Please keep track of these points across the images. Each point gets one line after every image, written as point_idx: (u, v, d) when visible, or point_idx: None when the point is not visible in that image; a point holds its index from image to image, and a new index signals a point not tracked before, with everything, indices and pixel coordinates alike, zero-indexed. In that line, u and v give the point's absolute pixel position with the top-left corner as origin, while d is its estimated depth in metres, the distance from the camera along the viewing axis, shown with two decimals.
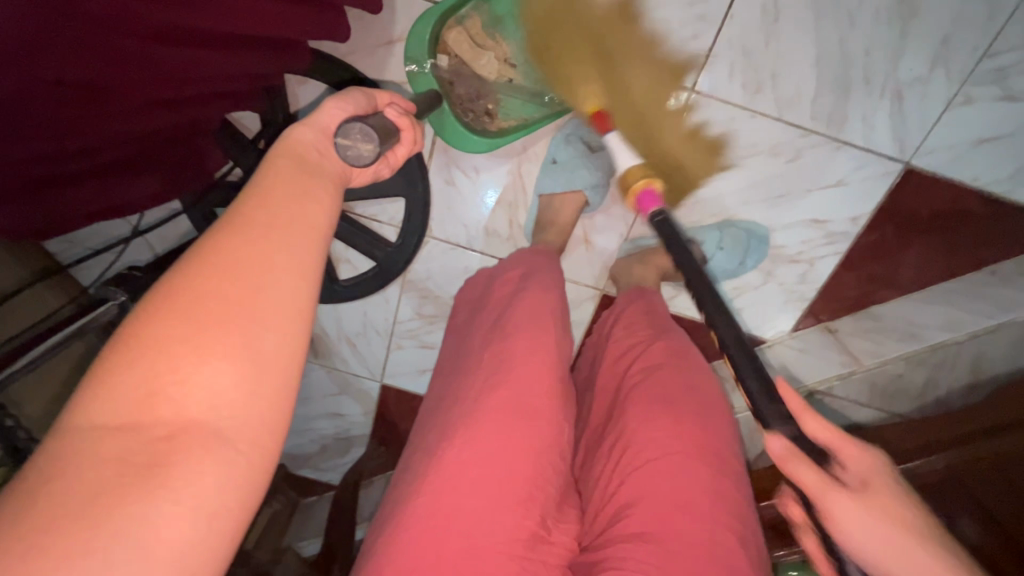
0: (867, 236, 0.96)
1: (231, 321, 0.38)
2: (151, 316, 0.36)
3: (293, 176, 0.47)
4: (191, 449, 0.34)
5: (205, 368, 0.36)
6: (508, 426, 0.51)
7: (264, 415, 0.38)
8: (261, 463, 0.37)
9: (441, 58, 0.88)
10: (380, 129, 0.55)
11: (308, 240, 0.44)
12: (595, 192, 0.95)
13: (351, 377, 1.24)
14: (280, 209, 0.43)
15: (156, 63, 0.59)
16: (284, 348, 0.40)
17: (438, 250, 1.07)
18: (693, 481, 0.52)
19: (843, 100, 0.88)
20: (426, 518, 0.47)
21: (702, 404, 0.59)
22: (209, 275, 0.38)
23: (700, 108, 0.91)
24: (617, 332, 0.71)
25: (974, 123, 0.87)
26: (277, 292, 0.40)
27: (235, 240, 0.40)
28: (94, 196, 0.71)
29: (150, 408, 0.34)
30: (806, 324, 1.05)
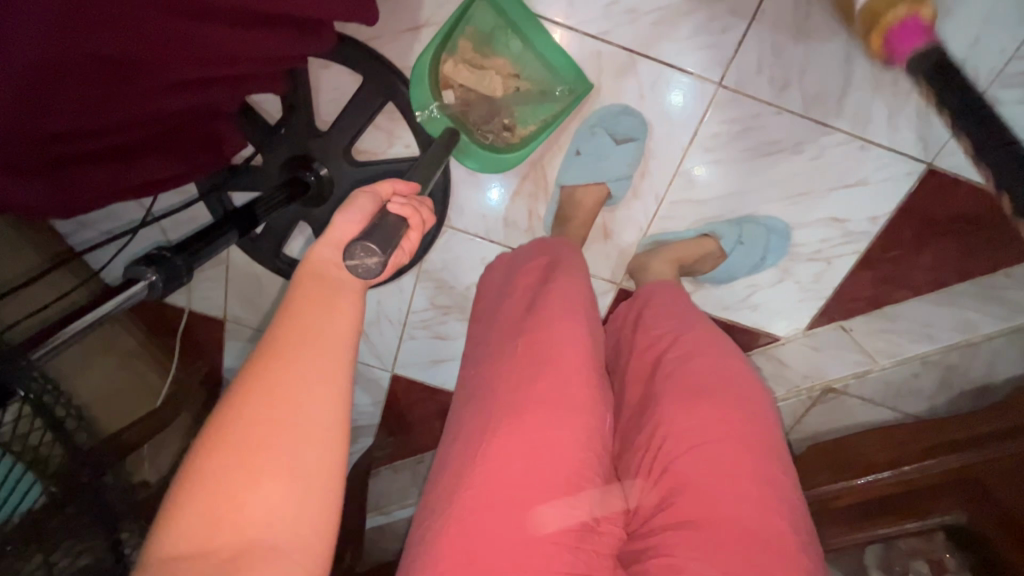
0: (887, 236, 0.96)
1: (277, 444, 0.38)
2: (205, 448, 0.37)
3: (323, 281, 0.45)
4: (253, 568, 0.36)
5: (257, 493, 0.37)
6: (552, 419, 0.51)
7: (315, 526, 0.38)
8: (318, 565, 0.38)
9: (447, 95, 0.90)
10: (382, 234, 0.47)
11: (342, 344, 0.43)
12: (619, 184, 0.97)
13: (362, 366, 1.23)
14: (314, 319, 0.42)
15: (191, 40, 0.59)
16: (327, 461, 0.40)
17: (455, 240, 1.06)
18: (736, 467, 0.54)
19: (869, 99, 0.88)
20: (475, 509, 0.48)
21: (740, 396, 0.59)
22: (251, 403, 0.39)
23: (726, 103, 0.91)
24: (643, 324, 0.70)
25: None
26: (316, 409, 0.40)
27: (272, 363, 0.40)
28: (117, 178, 0.70)
29: (213, 535, 0.36)
30: (821, 323, 1.05)
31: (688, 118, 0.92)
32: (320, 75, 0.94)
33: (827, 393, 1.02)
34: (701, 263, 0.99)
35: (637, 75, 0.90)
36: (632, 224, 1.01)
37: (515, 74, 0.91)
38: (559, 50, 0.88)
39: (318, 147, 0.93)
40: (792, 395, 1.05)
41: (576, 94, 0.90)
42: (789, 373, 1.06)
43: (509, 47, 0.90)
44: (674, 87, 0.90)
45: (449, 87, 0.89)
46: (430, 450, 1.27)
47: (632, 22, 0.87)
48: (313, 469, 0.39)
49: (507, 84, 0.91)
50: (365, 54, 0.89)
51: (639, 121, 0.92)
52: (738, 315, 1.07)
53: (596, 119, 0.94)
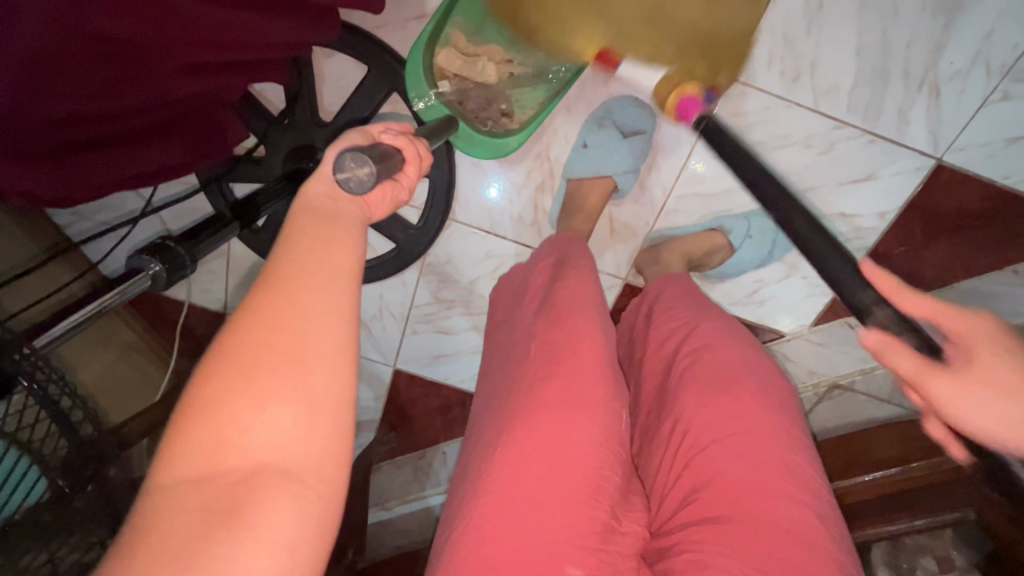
0: (895, 231, 0.96)
1: (282, 366, 0.35)
2: (204, 373, 0.34)
3: (321, 217, 0.42)
4: (264, 491, 0.33)
5: (262, 415, 0.34)
6: (571, 416, 0.50)
7: (328, 452, 0.35)
8: (334, 490, 0.35)
9: (442, 84, 0.87)
10: (380, 155, 0.46)
11: (347, 265, 0.40)
12: (626, 177, 0.94)
13: (363, 361, 1.22)
14: (316, 245, 0.40)
15: (198, 24, 0.57)
16: (337, 385, 0.37)
17: (460, 234, 1.05)
18: (762, 468, 0.53)
19: (880, 93, 0.88)
20: (496, 505, 0.47)
21: (769, 393, 0.58)
22: (251, 325, 0.36)
23: (735, 96, 0.90)
24: (657, 319, 0.69)
25: (1010, 120, 0.87)
26: (322, 330, 0.37)
27: (273, 287, 0.37)
28: (119, 166, 0.68)
29: (218, 457, 0.33)
30: (828, 319, 1.04)
31: None
32: (324, 65, 0.93)
33: (833, 389, 1.04)
34: (708, 258, 0.98)
35: None
36: (639, 218, 1.00)
37: (508, 58, 0.88)
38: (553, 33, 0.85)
39: (321, 137, 0.91)
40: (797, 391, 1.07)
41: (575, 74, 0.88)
42: (795, 369, 1.07)
43: (500, 33, 0.88)
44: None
45: (444, 77, 0.87)
46: (432, 447, 1.26)
47: None
48: (323, 392, 0.36)
49: (501, 70, 0.88)
50: (368, 41, 0.87)
51: (647, 113, 0.92)
52: (744, 311, 1.07)
53: (605, 111, 0.93)
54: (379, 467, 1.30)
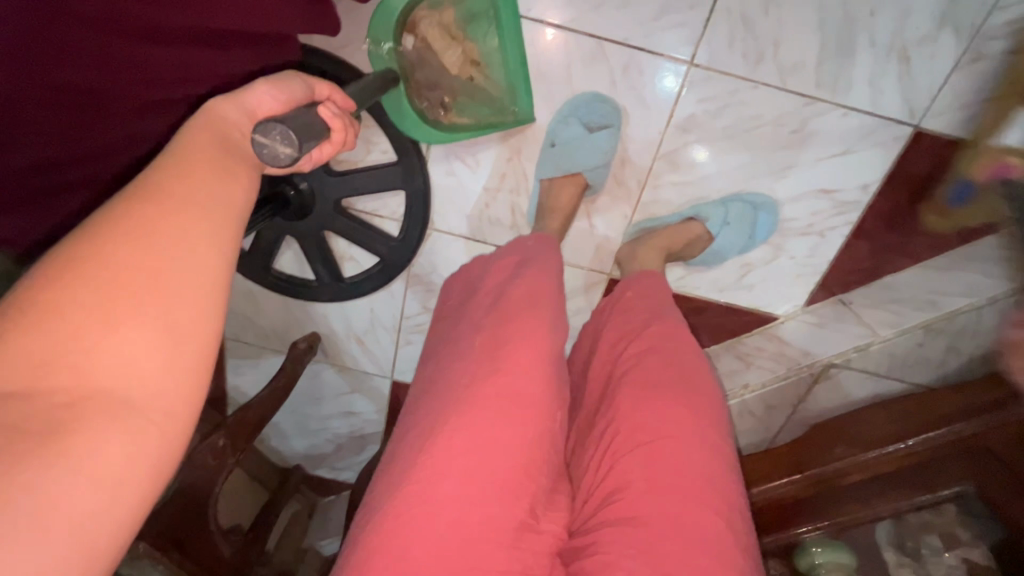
0: (879, 203, 0.94)
1: (146, 292, 0.36)
2: (48, 281, 0.34)
3: (212, 155, 0.45)
4: (95, 417, 0.32)
5: (114, 336, 0.34)
6: (496, 420, 0.52)
7: (177, 386, 0.37)
8: (173, 436, 0.36)
9: (408, 39, 0.87)
10: (301, 125, 0.51)
11: (224, 213, 0.43)
12: (596, 173, 0.96)
13: (362, 374, 1.24)
14: (199, 186, 0.42)
15: (150, 63, 0.58)
16: (200, 323, 0.39)
17: (441, 242, 1.06)
18: (680, 465, 0.55)
19: (848, 64, 0.86)
20: (413, 510, 0.48)
21: (694, 390, 0.61)
22: (117, 243, 0.36)
23: (701, 81, 0.88)
24: (615, 319, 0.72)
25: (986, 80, 0.84)
26: (193, 268, 0.39)
27: (148, 209, 0.39)
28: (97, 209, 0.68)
29: (51, 371, 0.32)
30: (820, 298, 1.03)
31: (664, 101, 0.90)
32: None
33: (827, 370, 1.02)
34: (691, 247, 0.98)
35: (607, 62, 0.89)
36: (616, 213, 1.00)
37: (478, 63, 0.89)
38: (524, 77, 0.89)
39: None
40: (792, 373, 1.05)
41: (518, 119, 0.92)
42: (791, 351, 1.04)
43: (485, 39, 0.88)
44: (666, 72, 0.88)
45: (412, 32, 0.87)
46: None
47: (598, 8, 0.86)
48: (183, 326, 0.37)
49: (464, 67, 0.89)
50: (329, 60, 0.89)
51: (613, 108, 0.91)
52: (734, 296, 1.05)
53: (569, 109, 0.93)
54: None
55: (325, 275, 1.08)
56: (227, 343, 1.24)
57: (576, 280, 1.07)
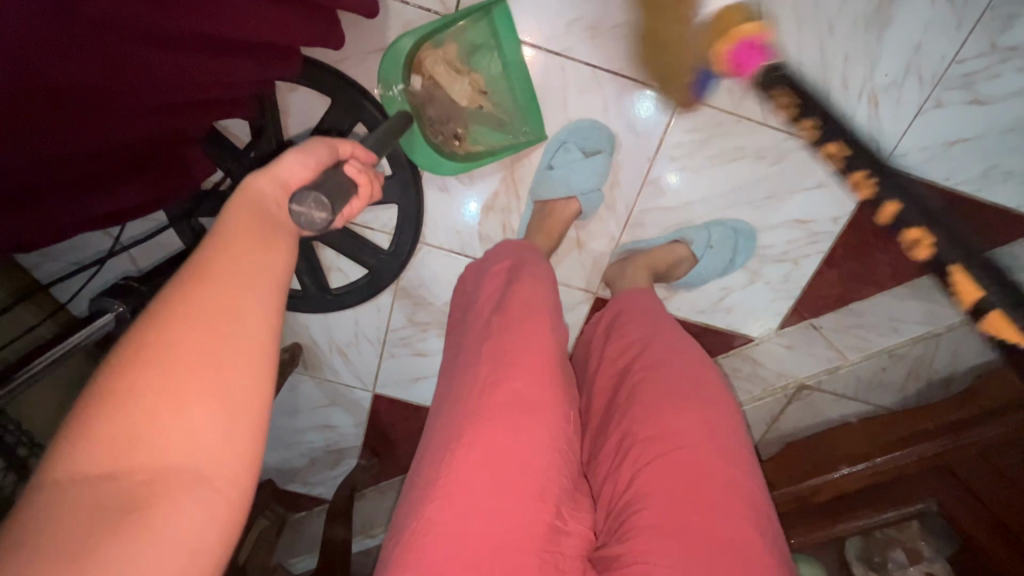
0: (848, 234, 1.00)
1: (205, 370, 0.36)
2: (122, 367, 0.35)
3: (254, 221, 0.45)
4: (173, 489, 0.33)
5: (182, 415, 0.35)
6: (514, 424, 0.59)
7: (243, 454, 0.37)
8: (244, 490, 0.37)
9: (415, 79, 0.88)
10: (333, 188, 0.50)
11: (267, 281, 0.42)
12: (589, 198, 0.97)
13: (343, 387, 1.23)
14: (242, 255, 0.42)
15: (153, 65, 0.58)
16: (256, 394, 0.38)
17: (432, 257, 1.07)
18: (688, 470, 0.62)
19: (824, 105, 0.92)
20: (446, 519, 0.54)
21: (703, 399, 0.69)
22: (177, 325, 0.36)
23: (689, 114, 0.93)
24: (613, 336, 0.84)
25: (944, 126, 0.92)
26: (244, 341, 0.38)
27: (203, 287, 0.39)
28: (83, 206, 0.69)
29: (128, 455, 0.33)
30: (792, 321, 1.09)
31: (654, 129, 0.94)
32: (288, 99, 0.94)
33: (801, 390, 1.08)
34: (673, 269, 1.01)
35: (602, 89, 0.92)
36: (605, 235, 1.03)
37: (485, 92, 0.92)
38: (530, 97, 0.91)
39: None
40: (768, 395, 1.10)
41: (531, 139, 0.94)
42: (766, 371, 1.10)
43: (490, 67, 0.91)
44: (641, 99, 0.93)
45: (419, 72, 0.88)
46: None
47: (593, 38, 0.89)
48: (241, 396, 0.37)
49: (473, 98, 0.92)
50: (329, 74, 0.88)
51: (607, 134, 0.94)
52: (713, 317, 1.10)
53: (567, 134, 0.95)
54: (363, 494, 1.33)
55: (311, 286, 1.06)
56: None
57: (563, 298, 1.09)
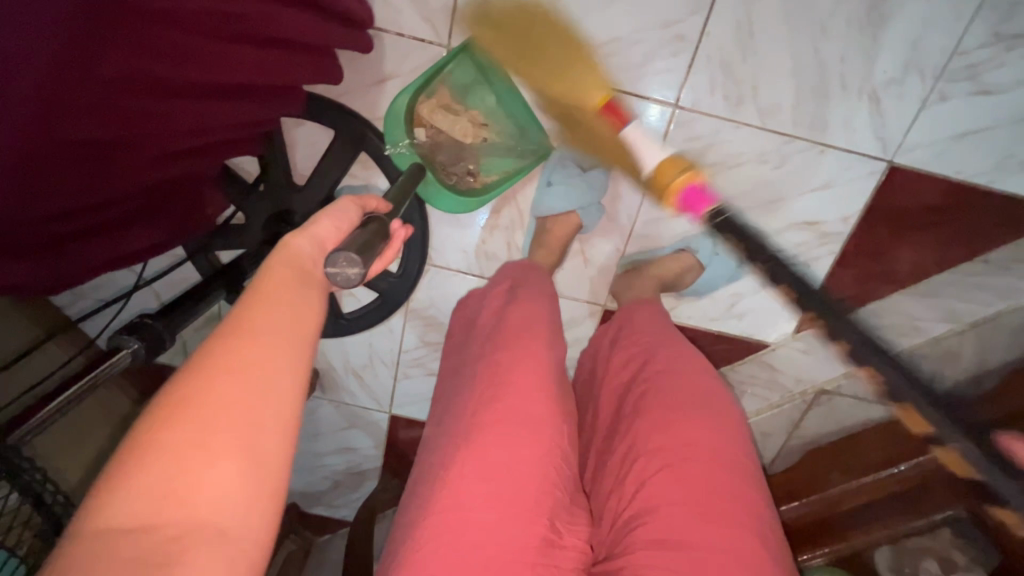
0: (859, 233, 0.99)
1: (237, 424, 0.38)
2: (160, 419, 0.36)
3: (293, 273, 0.47)
4: (200, 545, 0.34)
5: (212, 469, 0.36)
6: (514, 444, 0.60)
7: (268, 510, 0.37)
8: (266, 544, 0.37)
9: (419, 132, 0.91)
10: (363, 244, 0.50)
11: (300, 333, 0.44)
12: (589, 212, 0.98)
13: (360, 410, 1.25)
14: (276, 308, 0.44)
15: (162, 113, 0.61)
16: (283, 449, 0.39)
17: (440, 277, 1.09)
18: (692, 491, 0.62)
19: (824, 106, 0.91)
20: (439, 534, 0.55)
21: (711, 413, 0.70)
22: (215, 378, 0.38)
23: (685, 123, 0.93)
24: (621, 345, 0.84)
25: (951, 119, 0.90)
26: (275, 396, 0.40)
27: (239, 342, 0.40)
28: (102, 249, 0.73)
29: (161, 509, 0.34)
30: (809, 324, 1.06)
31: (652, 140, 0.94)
32: (295, 132, 0.97)
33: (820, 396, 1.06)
34: (680, 278, 1.00)
35: None
36: (610, 247, 1.03)
37: (484, 124, 0.95)
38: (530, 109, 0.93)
39: (295, 201, 0.97)
40: (786, 401, 1.08)
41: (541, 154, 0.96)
42: (784, 377, 1.08)
43: (483, 102, 0.95)
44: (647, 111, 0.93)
45: (421, 124, 0.91)
46: None
47: None
48: (268, 453, 0.38)
49: (476, 133, 0.95)
50: (332, 107, 0.93)
51: None
52: (726, 325, 1.07)
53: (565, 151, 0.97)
54: (385, 515, 1.34)
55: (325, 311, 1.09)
56: None
57: (572, 312, 1.10)
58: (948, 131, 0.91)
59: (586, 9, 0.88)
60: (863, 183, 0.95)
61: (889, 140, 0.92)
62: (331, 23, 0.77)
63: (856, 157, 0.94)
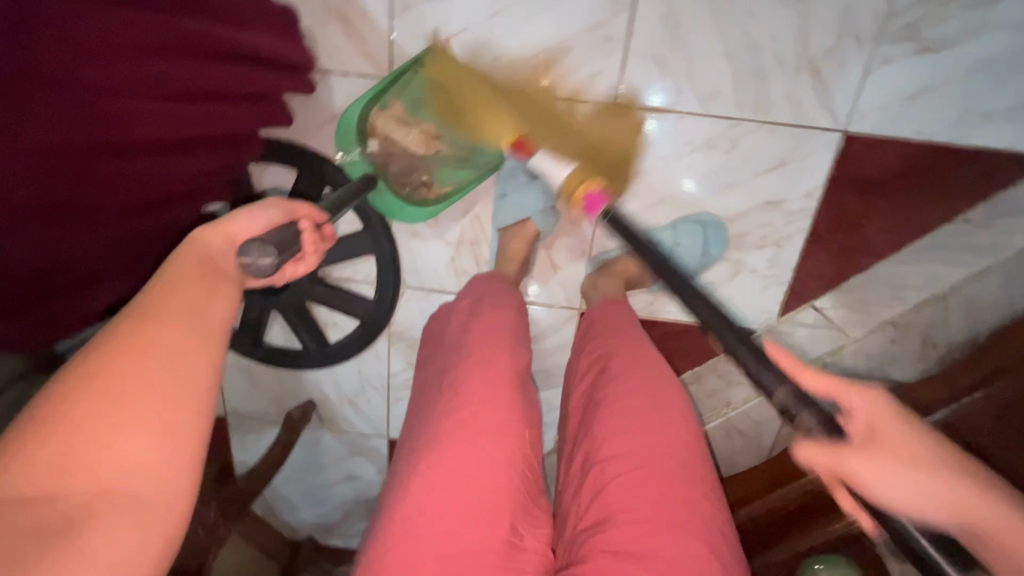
0: (827, 207, 0.96)
1: (143, 399, 0.41)
2: (68, 396, 0.40)
3: (201, 269, 0.51)
4: (107, 512, 0.38)
5: (118, 440, 0.39)
6: (464, 451, 0.61)
7: (180, 476, 0.41)
8: (178, 508, 0.41)
9: (372, 143, 0.95)
10: (280, 240, 0.56)
11: (208, 320, 0.48)
12: (544, 217, 0.99)
13: (359, 437, 1.27)
14: (183, 299, 0.48)
15: (114, 168, 0.65)
16: (194, 421, 0.43)
17: (416, 298, 1.12)
18: (647, 497, 0.62)
19: (763, 85, 0.91)
20: (392, 548, 0.56)
21: (668, 412, 0.70)
22: (120, 359, 0.42)
23: (630, 121, 0.94)
24: (587, 345, 0.84)
25: (899, 81, 0.88)
26: (183, 373, 0.44)
27: (145, 328, 0.44)
28: (93, 304, 0.76)
29: (65, 478, 0.37)
30: (793, 306, 1.03)
31: (599, 141, 0.96)
32: (263, 176, 1.03)
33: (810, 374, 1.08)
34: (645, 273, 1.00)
35: None
36: (575, 250, 1.04)
37: (438, 135, 0.96)
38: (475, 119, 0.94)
39: None
40: None
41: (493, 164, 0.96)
42: (770, 363, 1.08)
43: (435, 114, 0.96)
44: (599, 114, 0.94)
45: (374, 135, 0.95)
46: None
47: (520, 69, 0.93)
48: (179, 424, 0.42)
49: (428, 145, 0.96)
50: (287, 148, 0.97)
51: None
52: (705, 314, 1.06)
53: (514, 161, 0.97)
54: None
55: (310, 343, 1.13)
56: (231, 420, 1.29)
57: (550, 319, 1.10)
58: (897, 93, 0.89)
59: (516, 24, 0.91)
60: (819, 155, 0.94)
61: (838, 111, 0.91)
62: (272, 73, 0.84)
63: (807, 130, 0.93)
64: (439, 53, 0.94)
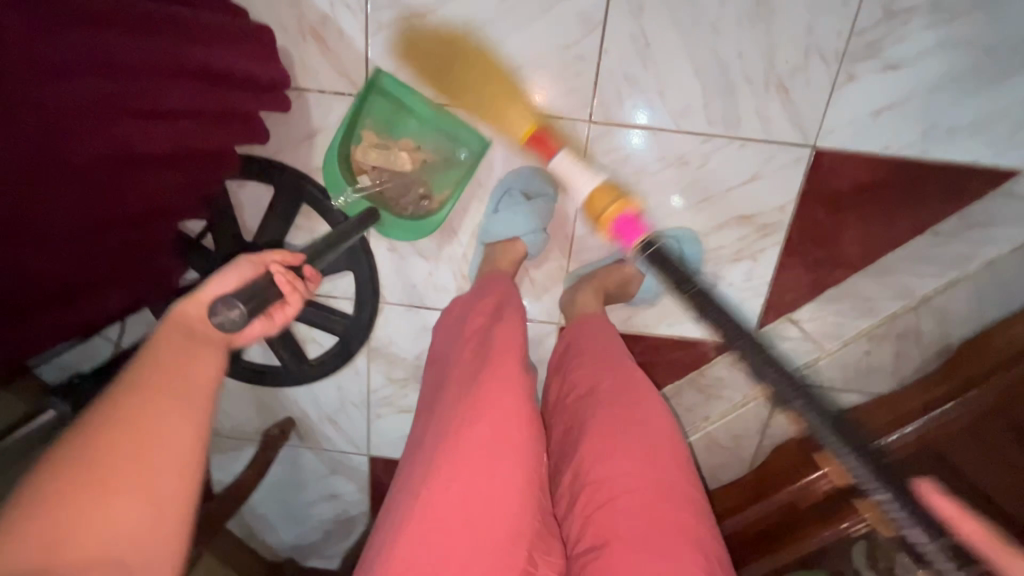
0: (799, 220, 0.97)
1: (131, 472, 0.43)
2: (57, 471, 0.42)
3: (189, 333, 0.51)
4: None
5: (108, 512, 0.41)
6: (452, 476, 0.60)
7: (167, 546, 0.44)
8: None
9: (363, 179, 0.97)
10: (246, 290, 0.53)
11: (196, 385, 0.49)
12: (534, 236, 0.99)
13: (340, 455, 1.26)
14: (171, 365, 0.49)
15: (84, 188, 0.63)
16: (181, 491, 0.45)
17: (395, 314, 1.11)
18: (647, 518, 0.62)
19: (732, 101, 0.92)
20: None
21: (654, 429, 0.70)
22: (109, 433, 0.44)
23: (604, 137, 0.96)
24: (570, 363, 0.84)
25: (865, 97, 0.91)
26: (170, 444, 0.45)
27: (133, 400, 0.46)
28: (61, 323, 0.74)
29: (53, 552, 0.39)
30: (771, 318, 1.04)
31: (574, 157, 0.98)
32: (240, 193, 1.03)
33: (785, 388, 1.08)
34: (624, 288, 1.01)
35: None
36: (553, 265, 1.05)
37: (417, 147, 0.98)
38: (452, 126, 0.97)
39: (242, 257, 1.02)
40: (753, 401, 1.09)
41: (479, 153, 0.97)
42: (748, 375, 1.08)
43: (410, 129, 0.98)
44: (573, 130, 0.96)
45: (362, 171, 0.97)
46: None
47: (494, 86, 0.95)
48: (166, 495, 0.44)
49: (414, 158, 0.97)
50: (271, 167, 0.99)
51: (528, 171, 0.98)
52: (682, 328, 1.06)
53: (510, 180, 0.99)
54: None
55: (289, 360, 1.12)
56: (210, 438, 1.28)
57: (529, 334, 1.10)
58: (863, 110, 0.91)
59: (490, 43, 0.92)
60: (791, 169, 0.95)
61: (808, 127, 0.93)
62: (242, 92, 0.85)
63: (778, 145, 0.94)
64: (414, 71, 0.95)
